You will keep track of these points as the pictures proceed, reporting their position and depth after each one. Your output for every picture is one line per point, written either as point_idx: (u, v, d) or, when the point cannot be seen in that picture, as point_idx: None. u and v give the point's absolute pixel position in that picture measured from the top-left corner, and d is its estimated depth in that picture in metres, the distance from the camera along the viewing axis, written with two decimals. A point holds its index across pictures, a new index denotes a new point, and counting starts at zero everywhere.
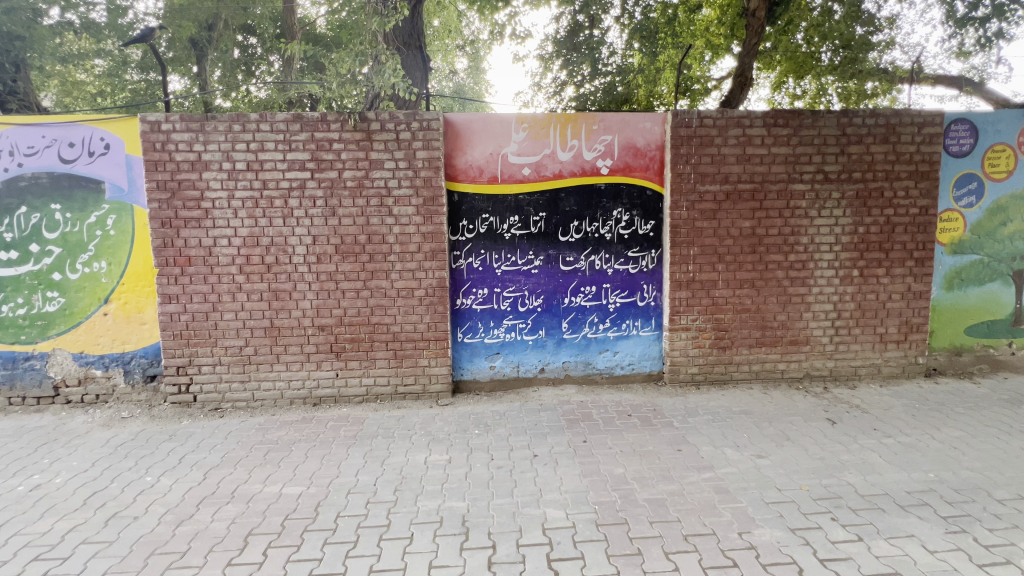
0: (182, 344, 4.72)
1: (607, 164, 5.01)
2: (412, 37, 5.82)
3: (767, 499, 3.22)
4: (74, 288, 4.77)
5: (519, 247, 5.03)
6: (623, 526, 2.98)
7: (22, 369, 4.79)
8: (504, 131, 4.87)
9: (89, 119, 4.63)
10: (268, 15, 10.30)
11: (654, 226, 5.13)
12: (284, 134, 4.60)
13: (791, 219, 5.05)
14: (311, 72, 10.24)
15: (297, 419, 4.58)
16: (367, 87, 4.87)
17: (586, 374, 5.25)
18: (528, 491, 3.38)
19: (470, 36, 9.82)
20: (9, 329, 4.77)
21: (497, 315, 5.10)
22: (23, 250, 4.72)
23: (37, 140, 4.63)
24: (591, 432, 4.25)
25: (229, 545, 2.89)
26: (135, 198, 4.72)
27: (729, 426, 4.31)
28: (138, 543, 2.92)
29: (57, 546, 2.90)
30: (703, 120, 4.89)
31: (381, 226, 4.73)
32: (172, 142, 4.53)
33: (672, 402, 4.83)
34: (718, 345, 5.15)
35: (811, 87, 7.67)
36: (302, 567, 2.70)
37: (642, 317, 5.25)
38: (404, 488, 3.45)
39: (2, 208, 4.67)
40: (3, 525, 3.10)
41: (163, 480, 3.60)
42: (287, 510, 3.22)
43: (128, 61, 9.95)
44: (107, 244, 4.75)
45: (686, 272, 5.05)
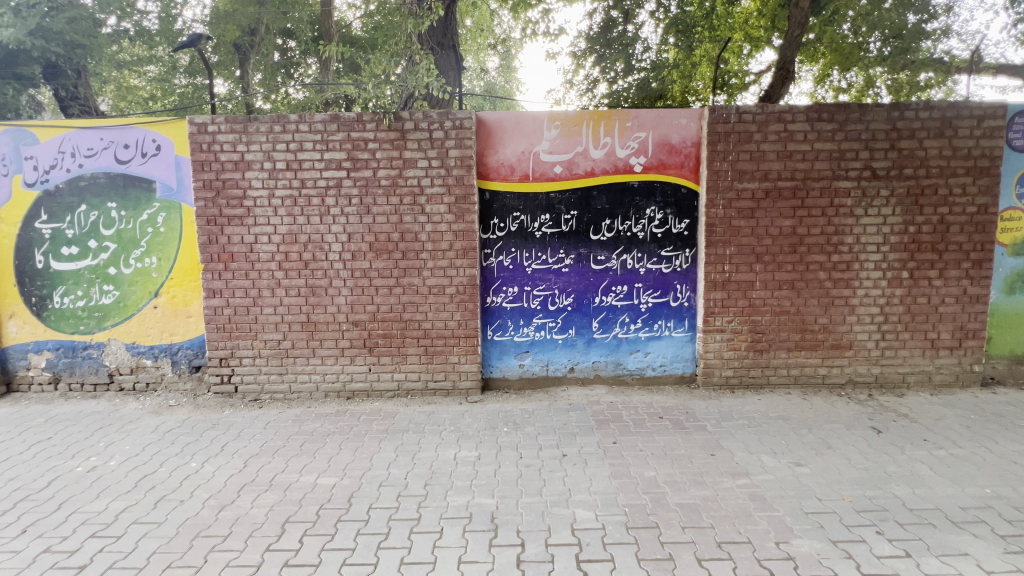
0: (225, 337, 4.92)
1: (640, 161, 4.93)
2: (446, 37, 5.88)
3: (806, 509, 3.10)
4: (128, 282, 5.04)
5: (550, 245, 5.01)
6: (655, 530, 2.93)
7: (81, 357, 5.10)
8: (535, 129, 4.86)
9: (142, 121, 4.87)
10: (306, 18, 10.56)
11: (688, 225, 5.02)
12: (322, 134, 4.72)
13: (835, 219, 4.83)
14: (348, 74, 10.48)
15: (331, 412, 4.71)
16: (401, 86, 4.95)
17: (616, 375, 5.18)
18: (557, 491, 3.36)
19: (502, 35, 9.86)
20: (69, 320, 5.08)
21: (527, 313, 5.09)
22: (83, 246, 5.03)
23: (96, 142, 4.92)
24: (621, 433, 4.19)
25: (267, 531, 3.00)
26: (184, 197, 4.95)
27: (766, 431, 4.17)
28: (184, 525, 3.06)
29: (111, 525, 3.08)
30: (742, 115, 4.74)
31: (414, 224, 4.80)
32: (217, 142, 4.73)
33: (706, 406, 4.71)
34: (754, 348, 4.99)
35: (858, 79, 7.31)
36: (336, 555, 2.78)
37: (675, 318, 5.14)
38: (434, 483, 3.49)
39: (64, 206, 4.98)
40: (64, 503, 3.32)
41: (207, 466, 3.77)
42: (321, 499, 3.32)
43: (177, 66, 10.37)
44: (157, 241, 5.01)
45: (721, 272, 4.91)
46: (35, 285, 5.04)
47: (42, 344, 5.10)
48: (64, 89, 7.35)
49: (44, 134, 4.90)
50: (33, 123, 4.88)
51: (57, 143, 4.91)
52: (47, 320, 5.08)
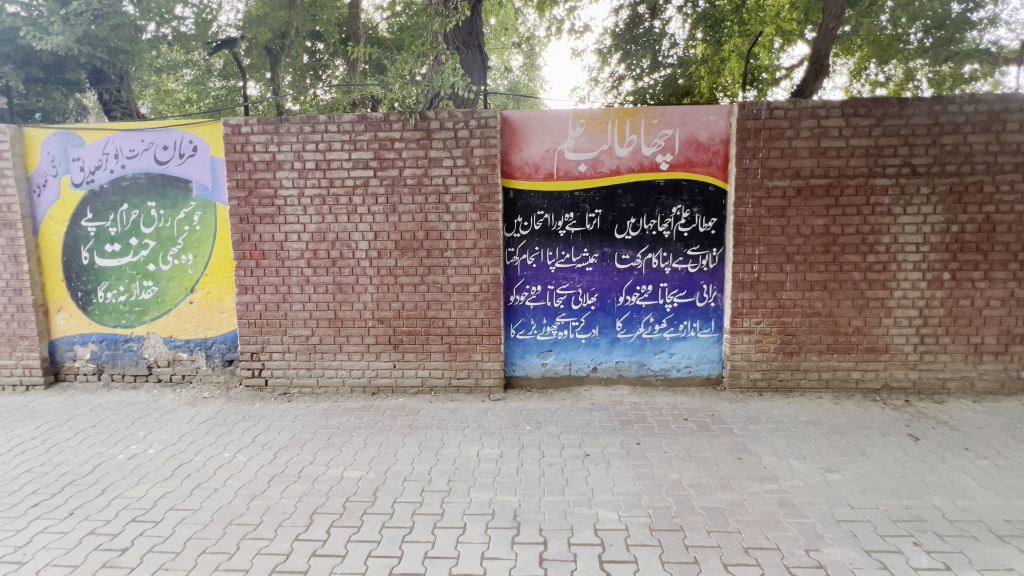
0: (256, 332, 5.07)
1: (667, 159, 4.86)
2: (472, 36, 5.91)
3: (838, 517, 3.01)
4: (165, 278, 5.25)
5: (574, 244, 4.99)
6: (679, 533, 2.89)
7: (122, 349, 5.34)
8: (560, 127, 4.84)
9: (180, 124, 5.06)
10: (335, 21, 10.75)
11: (716, 224, 4.92)
12: (350, 134, 4.81)
13: (871, 217, 4.66)
14: (374, 75, 10.63)
15: (357, 406, 4.81)
16: (427, 86, 5.01)
17: (640, 376, 5.12)
18: (580, 490, 3.35)
19: (527, 33, 9.86)
20: (112, 314, 5.32)
21: (550, 312, 5.08)
22: (125, 243, 5.26)
23: (137, 144, 5.13)
24: (645, 434, 4.15)
25: (296, 521, 3.08)
26: (219, 196, 5.13)
27: (795, 436, 4.06)
28: (217, 513, 3.18)
29: (150, 510, 3.22)
30: (773, 111, 4.62)
31: (439, 223, 4.85)
32: (250, 143, 4.86)
33: (732, 408, 4.61)
34: (784, 350, 4.86)
35: (897, 72, 7.04)
36: (362, 547, 2.83)
37: (701, 319, 5.05)
38: (457, 479, 3.53)
39: (108, 205, 5.22)
40: (108, 487, 3.49)
41: (239, 456, 3.90)
42: (348, 492, 3.39)
43: (211, 70, 10.67)
44: (193, 238, 5.19)
45: (750, 272, 4.80)
46: (81, 280, 5.30)
47: (87, 337, 5.36)
48: (107, 93, 7.59)
49: (89, 136, 5.14)
50: (80, 126, 5.12)
51: (101, 145, 5.14)
52: (92, 314, 5.33)
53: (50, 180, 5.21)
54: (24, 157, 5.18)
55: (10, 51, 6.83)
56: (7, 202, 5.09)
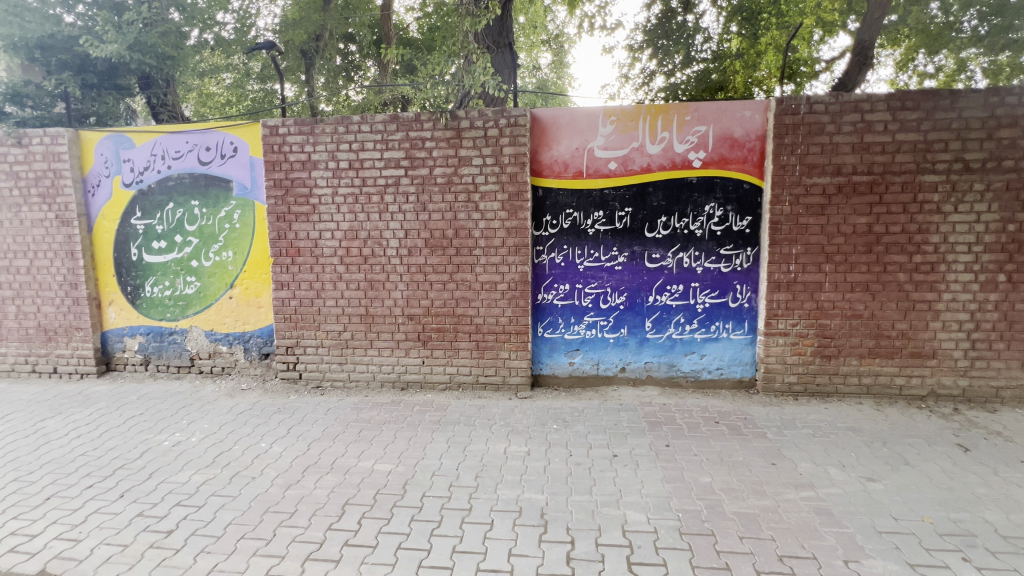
0: (291, 327, 5.23)
1: (700, 156, 4.75)
2: (502, 35, 5.95)
3: (879, 528, 2.89)
4: (207, 274, 5.47)
5: (603, 243, 4.94)
6: (710, 538, 2.83)
7: (167, 341, 5.60)
8: (590, 125, 4.79)
9: (222, 125, 5.26)
10: (367, 23, 10.95)
11: (751, 222, 4.79)
12: (382, 134, 4.90)
13: (918, 216, 4.45)
14: (405, 76, 10.77)
15: (387, 401, 4.91)
16: (457, 86, 5.08)
17: (669, 377, 5.04)
18: (608, 491, 3.33)
19: (556, 30, 9.81)
20: (158, 307, 5.58)
21: (578, 311, 5.05)
22: (170, 240, 5.51)
23: (182, 145, 5.36)
24: (675, 436, 4.08)
25: (329, 511, 3.17)
26: (257, 195, 5.31)
27: (833, 443, 3.92)
28: (255, 500, 3.30)
29: (193, 495, 3.38)
30: (813, 105, 4.46)
31: (468, 221, 4.89)
32: (287, 144, 5.02)
33: (765, 412, 4.48)
34: (822, 353, 4.69)
35: (948, 63, 6.67)
36: (391, 539, 2.89)
37: (733, 320, 4.93)
38: (485, 476, 3.56)
39: (156, 204, 5.48)
40: (154, 472, 3.68)
41: (275, 446, 4.04)
42: (378, 484, 3.47)
43: (250, 73, 10.95)
44: (233, 236, 5.40)
45: (787, 272, 4.64)
46: (130, 275, 5.58)
47: (135, 329, 5.64)
48: (155, 97, 8.00)
49: (139, 139, 5.40)
50: (130, 129, 5.39)
51: (149, 146, 5.40)
52: (140, 307, 5.61)
53: (104, 180, 5.51)
54: (80, 158, 5.49)
55: (67, 59, 7.11)
56: (65, 202, 5.41)
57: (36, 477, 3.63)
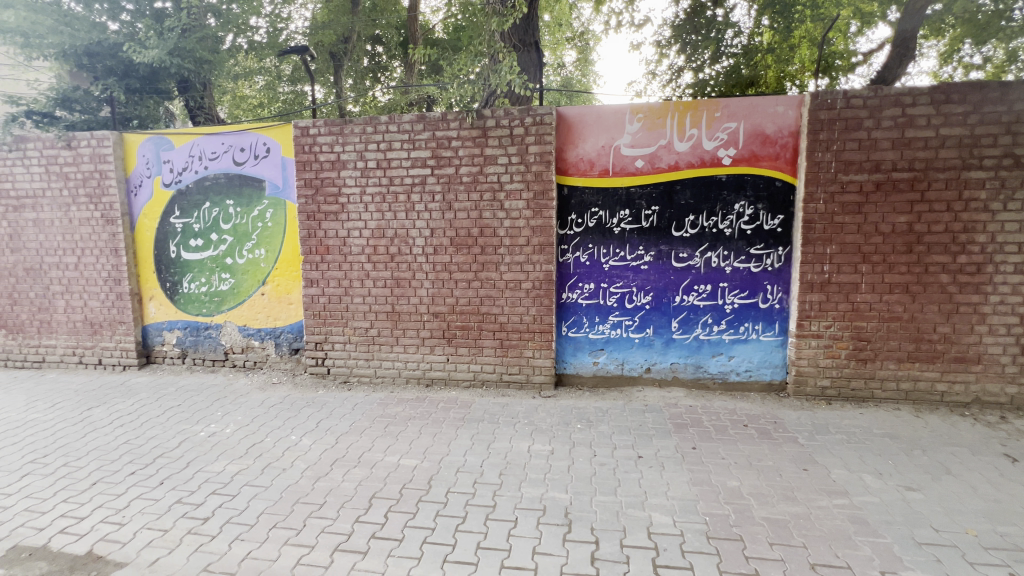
0: (320, 323, 5.35)
1: (730, 154, 4.65)
2: (528, 34, 5.95)
3: (919, 539, 2.78)
4: (241, 271, 5.65)
5: (629, 242, 4.89)
6: (739, 543, 2.78)
7: (203, 336, 5.82)
8: (617, 122, 4.75)
9: (255, 127, 5.42)
10: (393, 24, 11.08)
11: (783, 221, 4.67)
12: (409, 134, 4.97)
13: (964, 214, 4.25)
14: (431, 75, 10.85)
15: (412, 397, 4.98)
16: (483, 85, 5.10)
17: (696, 378, 4.96)
18: (633, 492, 3.30)
19: (580, 28, 9.72)
20: (195, 303, 5.80)
21: (603, 310, 5.02)
22: (206, 239, 5.71)
23: (218, 147, 5.54)
24: (701, 439, 4.01)
25: (357, 503, 3.24)
26: (288, 195, 5.46)
27: (869, 449, 3.78)
28: (286, 491, 3.40)
29: (228, 484, 3.50)
30: (851, 100, 4.31)
31: (493, 220, 4.91)
32: (317, 144, 5.13)
33: (797, 417, 4.36)
34: (857, 356, 4.53)
35: (997, 53, 6.34)
36: (417, 534, 2.93)
37: (763, 321, 4.81)
38: (509, 473, 3.57)
39: (193, 204, 5.69)
40: (191, 461, 3.82)
41: (304, 439, 4.15)
42: (404, 479, 3.52)
43: (281, 76, 11.21)
44: (265, 234, 5.56)
45: (820, 272, 4.50)
46: (169, 272, 5.81)
47: (173, 323, 5.87)
48: (193, 100, 8.30)
49: (178, 140, 5.62)
50: (170, 131, 5.60)
51: (188, 148, 5.60)
52: (178, 302, 5.83)
53: (145, 181, 5.75)
54: (124, 160, 5.74)
55: (112, 65, 7.44)
56: (110, 201, 5.67)
57: (83, 463, 3.82)
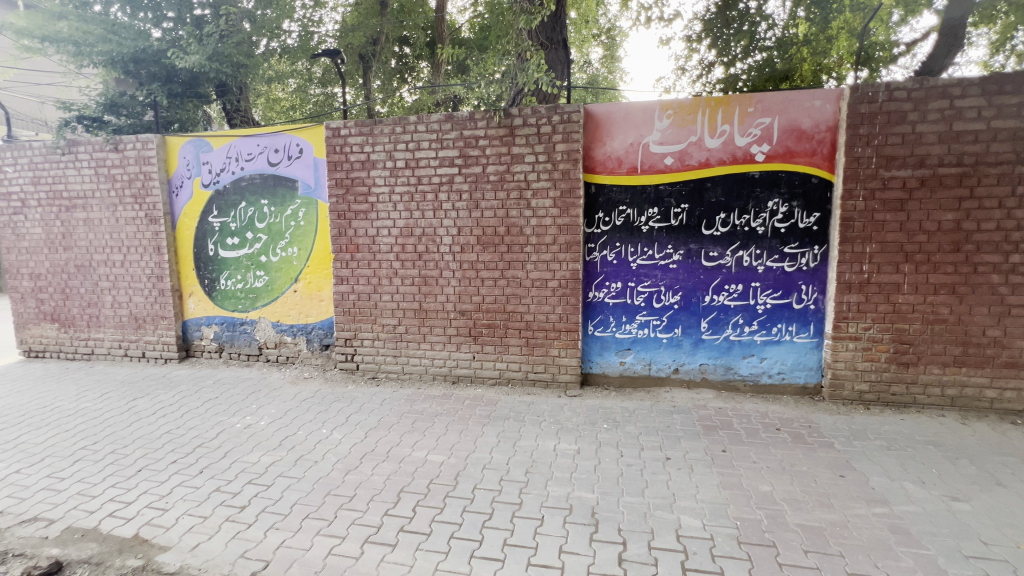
0: (350, 320, 5.47)
1: (763, 150, 4.52)
2: (555, 32, 5.92)
3: (965, 552, 2.65)
4: (274, 269, 5.83)
5: (657, 240, 4.82)
6: (772, 549, 2.71)
7: (239, 331, 6.02)
8: (645, 120, 4.69)
9: (289, 128, 5.57)
10: (420, 25, 11.19)
11: (819, 219, 4.52)
12: (437, 134, 5.02)
13: (1016, 212, 4.02)
14: (458, 75, 10.91)
15: (439, 394, 5.04)
16: (511, 84, 5.10)
17: (726, 380, 4.85)
18: (661, 494, 3.26)
19: (607, 24, 9.61)
20: (231, 299, 6.01)
21: (630, 309, 4.96)
22: (242, 237, 5.91)
23: (254, 148, 5.72)
24: (732, 441, 3.92)
25: (386, 497, 3.30)
26: (320, 194, 5.59)
27: (910, 457, 3.63)
28: (318, 482, 3.49)
29: (263, 475, 3.62)
30: (894, 92, 4.13)
31: (519, 219, 4.91)
32: (348, 145, 5.24)
33: (832, 421, 4.22)
34: (898, 360, 4.36)
35: None
36: (445, 528, 2.97)
37: (797, 322, 4.67)
38: (535, 472, 3.58)
39: (230, 204, 5.89)
40: (229, 452, 3.97)
41: (335, 433, 4.26)
42: (431, 474, 3.57)
43: (312, 78, 11.45)
44: (298, 233, 5.72)
45: (859, 272, 4.34)
46: (207, 269, 6.04)
47: (211, 319, 6.10)
48: (230, 103, 8.61)
49: (216, 142, 5.83)
50: (209, 134, 5.82)
51: (225, 150, 5.81)
52: (215, 299, 6.06)
53: (186, 182, 5.99)
54: (165, 161, 5.99)
55: (156, 70, 7.77)
56: (153, 202, 5.93)
57: (129, 451, 4.02)
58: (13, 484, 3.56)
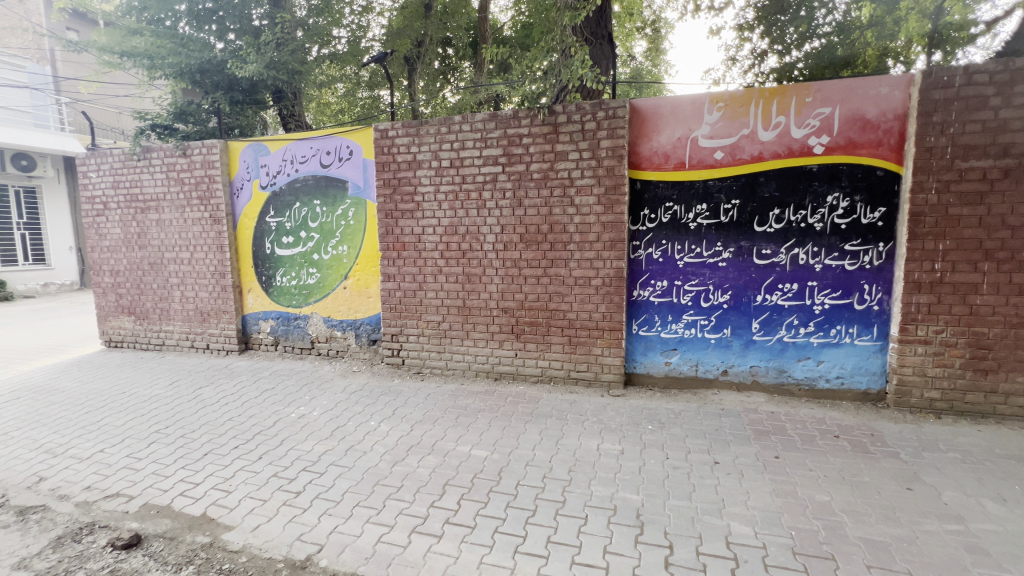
0: (396, 316, 5.63)
1: (822, 142, 4.29)
2: (600, 27, 5.85)
3: None
4: (326, 267, 6.09)
5: (706, 238, 4.67)
6: (831, 562, 2.57)
7: (293, 326, 6.34)
8: (694, 113, 4.54)
9: (340, 132, 5.79)
10: (463, 26, 11.31)
11: (885, 214, 4.23)
12: (481, 132, 5.07)
13: None
14: (500, 74, 10.94)
15: (481, 390, 5.10)
16: (555, 81, 5.06)
17: (779, 383, 4.64)
18: (709, 499, 3.17)
19: (652, 16, 9.36)
20: (286, 295, 6.32)
21: (676, 308, 4.84)
22: (296, 236, 6.21)
23: (307, 151, 5.98)
24: (786, 448, 3.75)
25: (432, 489, 3.38)
26: (368, 194, 5.78)
27: (989, 471, 3.34)
28: (367, 472, 3.63)
29: (316, 462, 3.80)
30: (972, 76, 3.82)
31: (563, 216, 4.89)
32: (395, 145, 5.39)
33: (898, 430, 3.95)
34: (974, 366, 4.03)
35: None
36: (489, 523, 3.00)
37: (859, 323, 4.41)
38: (578, 470, 3.56)
39: (286, 204, 6.20)
40: (285, 440, 4.19)
41: (382, 425, 4.40)
42: (475, 468, 3.63)
43: (360, 82, 11.81)
44: (348, 231, 5.94)
45: (930, 271, 4.04)
46: (265, 267, 6.38)
47: (268, 314, 6.44)
48: (285, 108, 9.05)
49: (274, 146, 6.13)
50: (266, 138, 6.13)
51: (282, 153, 6.11)
52: (271, 295, 6.39)
53: (246, 184, 6.35)
54: (228, 165, 6.37)
55: (219, 80, 8.27)
56: (217, 203, 6.32)
57: (197, 435, 4.32)
58: (98, 462, 3.91)
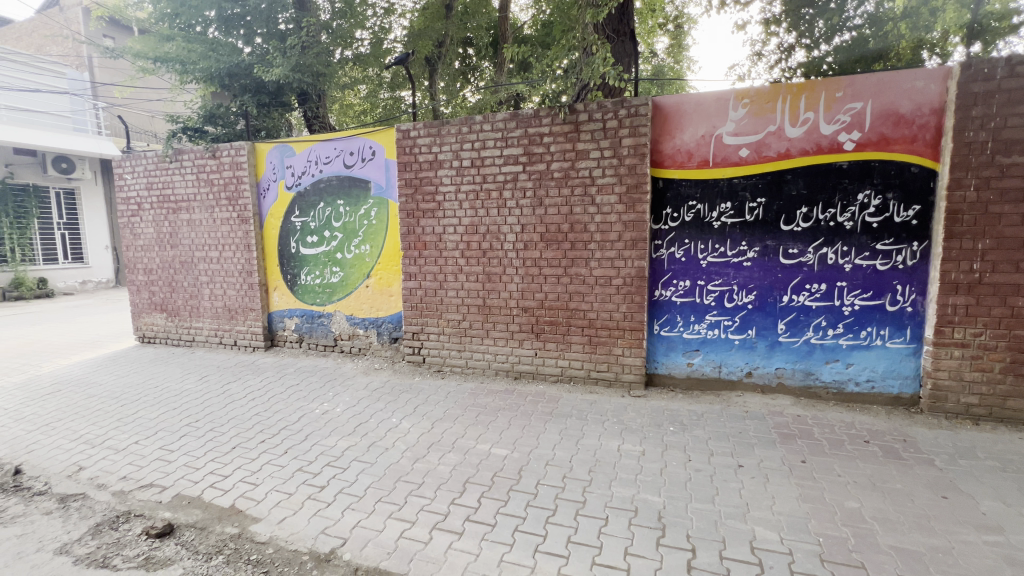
0: (417, 315, 5.69)
1: (853, 138, 4.17)
2: (622, 23, 5.82)
3: None
4: (349, 265, 6.19)
5: (730, 237, 4.59)
6: (860, 571, 2.50)
7: (317, 323, 6.47)
8: (719, 110, 4.46)
9: (362, 133, 5.87)
10: (484, 26, 11.31)
11: (919, 212, 4.09)
12: (502, 132, 5.08)
13: None
14: (520, 73, 10.91)
15: (501, 389, 5.12)
16: (574, 79, 4.96)
17: (805, 386, 4.53)
18: (733, 502, 3.11)
19: (675, 12, 9.20)
20: (310, 293, 6.46)
21: (699, 309, 4.76)
22: (320, 236, 6.33)
23: (331, 152, 6.09)
24: (813, 452, 3.66)
25: (452, 486, 3.41)
26: (390, 194, 5.85)
27: None
28: (389, 468, 3.68)
29: (340, 458, 3.87)
30: (1015, 68, 3.66)
31: (583, 215, 4.87)
32: (417, 146, 5.44)
33: (932, 436, 3.81)
34: (1015, 371, 3.86)
35: None
36: (509, 521, 3.01)
37: (891, 325, 4.26)
38: (598, 471, 3.54)
39: (310, 204, 6.32)
40: (309, 435, 4.28)
41: (404, 422, 4.46)
42: (495, 467, 3.64)
43: (382, 83, 11.94)
44: (371, 230, 6.03)
45: (968, 271, 3.88)
46: (290, 266, 6.53)
47: (293, 311, 6.58)
48: (311, 110, 9.23)
49: (299, 147, 6.26)
50: (292, 139, 6.27)
51: (306, 154, 6.24)
52: (296, 293, 6.53)
53: (272, 185, 6.49)
54: (255, 166, 6.53)
55: (247, 83, 8.48)
56: (245, 204, 6.49)
57: (225, 429, 4.45)
58: (133, 453, 4.06)
